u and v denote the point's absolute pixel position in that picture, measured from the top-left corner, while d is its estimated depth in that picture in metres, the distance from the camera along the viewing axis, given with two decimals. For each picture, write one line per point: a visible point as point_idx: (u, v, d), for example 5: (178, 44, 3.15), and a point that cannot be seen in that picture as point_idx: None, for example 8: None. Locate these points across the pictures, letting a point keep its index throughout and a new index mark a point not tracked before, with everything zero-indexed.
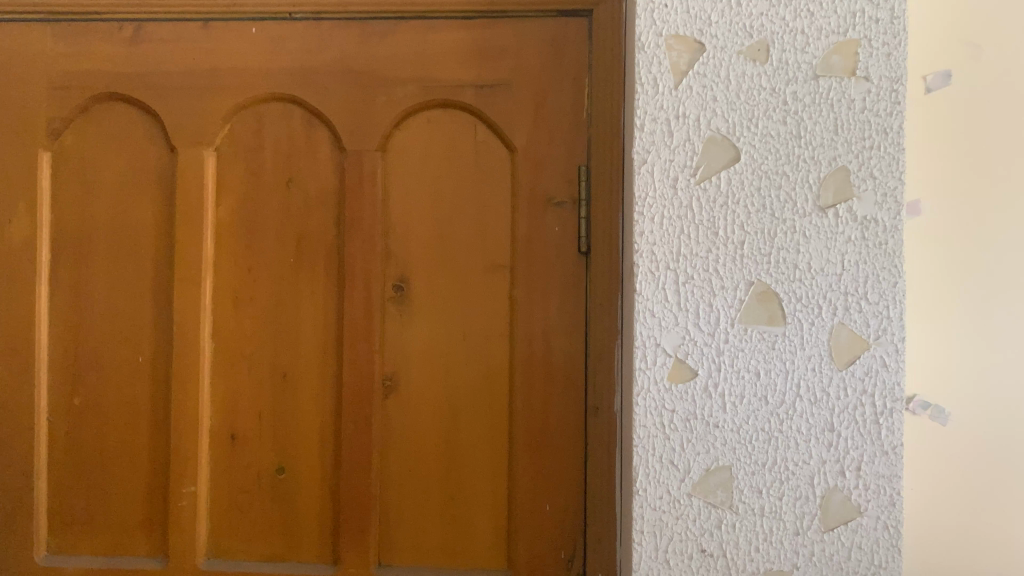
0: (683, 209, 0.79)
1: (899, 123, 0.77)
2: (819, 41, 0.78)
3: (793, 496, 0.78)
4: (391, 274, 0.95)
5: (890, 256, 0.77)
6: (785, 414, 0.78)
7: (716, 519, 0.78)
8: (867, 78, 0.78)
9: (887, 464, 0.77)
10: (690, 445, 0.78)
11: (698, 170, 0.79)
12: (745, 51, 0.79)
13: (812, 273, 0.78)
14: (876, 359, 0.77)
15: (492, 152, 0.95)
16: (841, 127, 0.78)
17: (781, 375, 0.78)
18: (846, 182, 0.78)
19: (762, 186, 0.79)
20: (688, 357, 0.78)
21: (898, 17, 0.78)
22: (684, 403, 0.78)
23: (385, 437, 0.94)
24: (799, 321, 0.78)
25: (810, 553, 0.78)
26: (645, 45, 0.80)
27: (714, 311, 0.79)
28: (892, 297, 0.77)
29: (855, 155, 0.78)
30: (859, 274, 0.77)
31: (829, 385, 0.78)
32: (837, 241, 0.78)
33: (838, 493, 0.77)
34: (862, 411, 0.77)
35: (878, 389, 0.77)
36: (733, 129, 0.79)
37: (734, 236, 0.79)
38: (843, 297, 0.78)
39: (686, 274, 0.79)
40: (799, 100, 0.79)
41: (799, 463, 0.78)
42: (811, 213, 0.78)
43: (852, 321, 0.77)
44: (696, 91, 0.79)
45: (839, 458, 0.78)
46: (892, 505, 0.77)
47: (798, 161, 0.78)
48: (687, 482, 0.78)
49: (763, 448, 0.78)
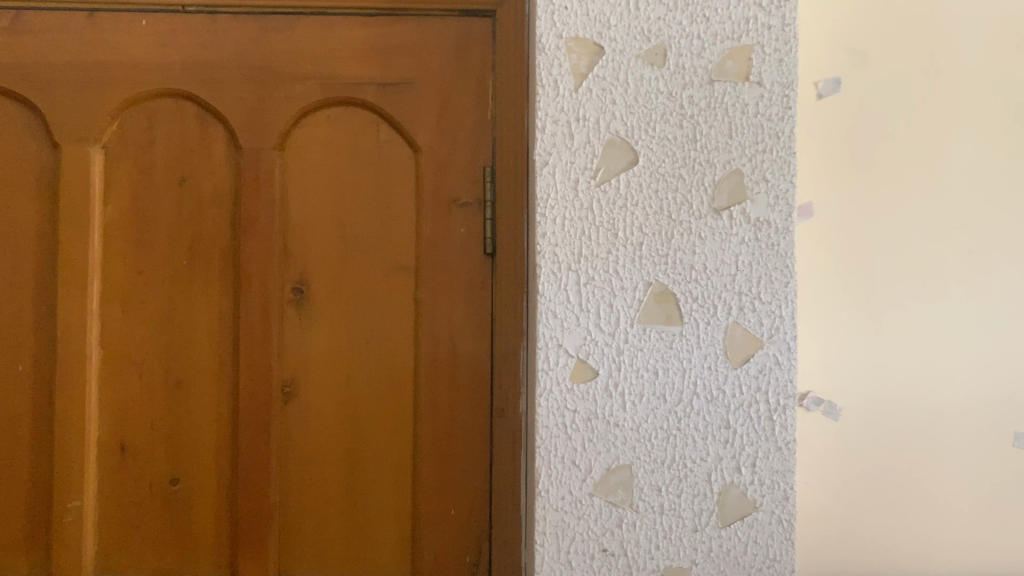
0: (584, 210, 0.79)
1: (789, 127, 0.80)
2: (714, 46, 0.80)
3: (691, 493, 0.79)
4: (289, 276, 0.92)
5: (782, 256, 0.79)
6: (683, 412, 0.79)
7: (617, 517, 0.79)
8: (759, 83, 0.80)
9: (780, 459, 0.79)
10: (591, 445, 0.79)
11: (598, 171, 0.80)
12: (643, 55, 0.80)
13: (708, 274, 0.79)
14: (769, 357, 0.79)
15: (395, 152, 0.94)
16: (735, 131, 0.80)
17: (678, 374, 0.79)
18: (740, 184, 0.80)
19: (660, 188, 0.80)
20: (589, 358, 0.79)
21: (789, 24, 0.80)
22: (585, 402, 0.79)
23: (284, 444, 0.92)
24: (696, 320, 0.79)
25: (707, 549, 0.79)
26: (545, 46, 0.80)
27: (614, 311, 0.79)
28: (784, 297, 0.79)
29: (748, 159, 0.80)
30: (753, 275, 0.79)
31: (724, 383, 0.79)
32: (732, 243, 0.79)
33: (734, 489, 0.79)
34: (756, 408, 0.79)
35: (771, 387, 0.79)
36: (632, 132, 0.80)
37: (633, 237, 0.79)
38: (737, 297, 0.79)
39: (587, 274, 0.79)
40: (695, 104, 0.80)
41: (696, 460, 0.79)
42: (706, 215, 0.80)
43: (746, 320, 0.79)
44: (596, 94, 0.80)
45: (734, 454, 0.79)
46: (785, 500, 0.79)
47: (693, 164, 0.80)
48: (588, 482, 0.79)
49: (662, 447, 0.79)
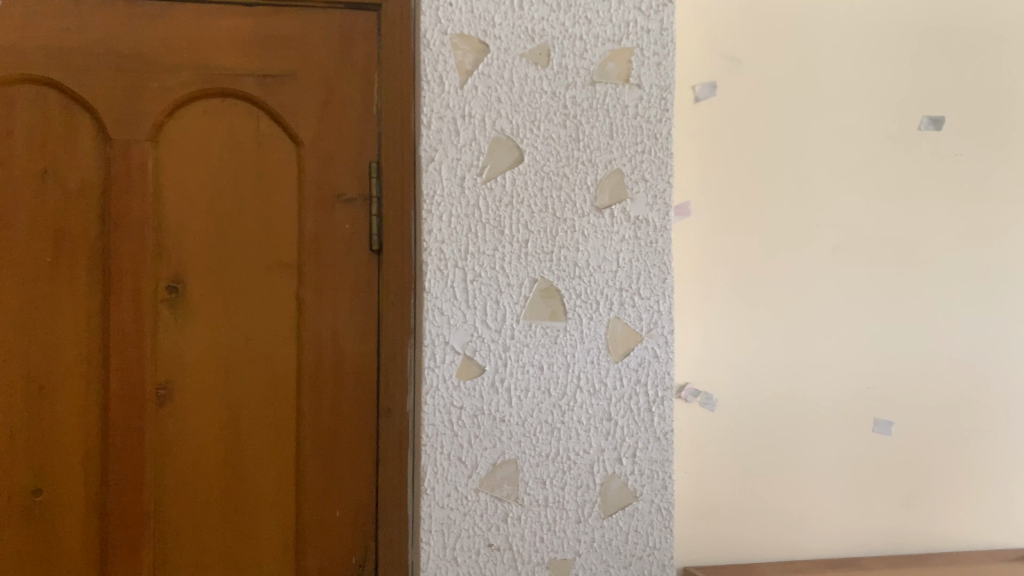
0: (470, 207, 0.79)
1: (667, 129, 0.83)
2: (596, 47, 0.82)
3: (574, 485, 0.81)
4: (163, 274, 0.89)
5: (660, 254, 0.82)
6: (566, 405, 0.81)
7: (503, 512, 0.80)
8: (639, 85, 0.83)
9: (658, 449, 0.82)
10: (477, 442, 0.79)
11: (484, 169, 0.80)
12: (527, 54, 0.81)
13: (590, 270, 0.81)
14: (648, 350, 0.82)
15: (277, 146, 0.91)
16: (616, 131, 0.82)
17: (562, 368, 0.81)
18: (621, 184, 0.82)
19: (544, 186, 0.81)
20: (475, 354, 0.79)
21: (666, 29, 0.83)
22: (472, 399, 0.79)
23: (159, 450, 0.88)
24: (579, 316, 0.81)
25: (590, 539, 0.81)
26: (430, 42, 0.79)
27: (501, 308, 0.80)
28: (662, 292, 0.83)
29: (628, 159, 0.82)
30: (633, 271, 0.82)
31: (606, 376, 0.81)
32: (613, 240, 0.82)
33: (616, 480, 0.82)
34: (636, 400, 0.82)
35: (649, 379, 0.82)
36: (516, 130, 0.81)
37: (518, 234, 0.80)
38: (619, 293, 0.82)
39: (473, 271, 0.79)
40: (578, 104, 0.82)
41: (580, 453, 0.81)
42: (589, 213, 0.81)
43: (627, 315, 0.82)
44: (481, 92, 0.80)
45: (616, 445, 0.82)
46: (664, 488, 0.82)
47: (576, 163, 0.82)
48: (474, 478, 0.79)
49: (547, 440, 0.80)
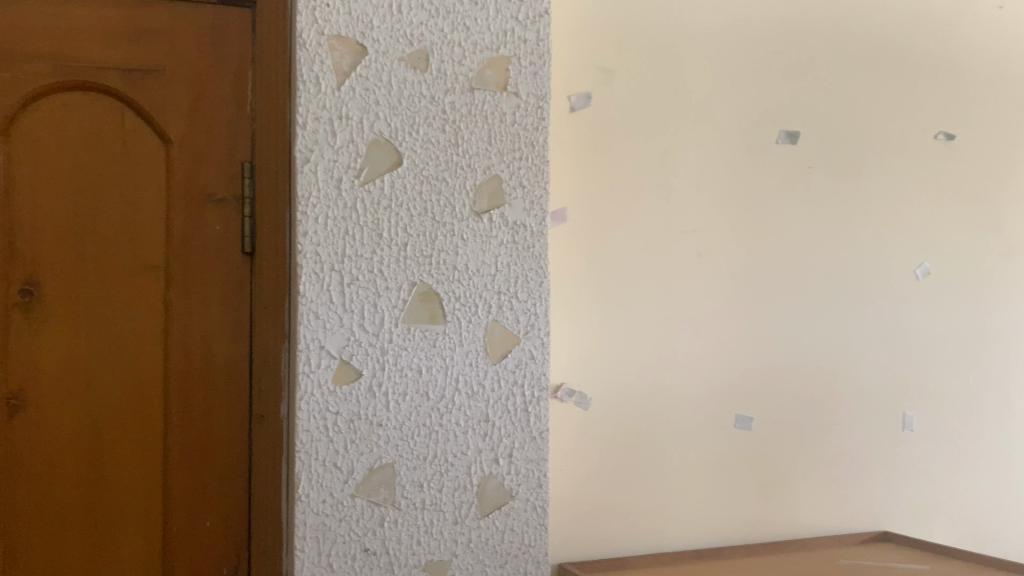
0: (347, 209, 0.79)
1: (543, 136, 0.85)
2: (474, 54, 0.83)
3: (452, 487, 0.82)
4: (16, 276, 0.83)
5: (536, 258, 0.85)
6: (444, 408, 0.81)
7: (380, 516, 0.79)
8: (516, 94, 0.84)
9: (534, 448, 0.85)
10: (353, 447, 0.79)
11: (361, 172, 0.79)
12: (406, 59, 0.81)
13: (469, 274, 0.82)
14: (525, 352, 0.84)
15: (143, 143, 0.87)
16: (495, 138, 0.84)
17: (441, 371, 0.81)
18: (499, 189, 0.84)
19: (423, 190, 0.81)
20: (352, 359, 0.78)
21: (543, 39, 0.86)
22: (348, 404, 0.78)
23: (8, 463, 0.82)
24: (457, 320, 0.82)
25: (467, 540, 0.82)
26: (306, 42, 0.78)
27: (378, 311, 0.79)
28: (538, 295, 0.85)
29: (506, 165, 0.84)
30: (511, 275, 0.84)
31: (484, 378, 0.83)
32: (492, 244, 0.83)
33: (493, 480, 0.83)
34: (513, 401, 0.84)
35: (526, 380, 0.84)
36: (395, 134, 0.81)
37: (397, 238, 0.80)
38: (497, 296, 0.83)
39: (350, 275, 0.79)
40: (456, 110, 0.82)
41: (457, 454, 0.82)
42: (468, 217, 0.82)
43: (505, 318, 0.83)
44: (359, 94, 0.80)
45: (493, 446, 0.83)
46: (538, 487, 0.85)
47: (455, 167, 0.82)
48: (350, 483, 0.78)
49: (424, 443, 0.81)
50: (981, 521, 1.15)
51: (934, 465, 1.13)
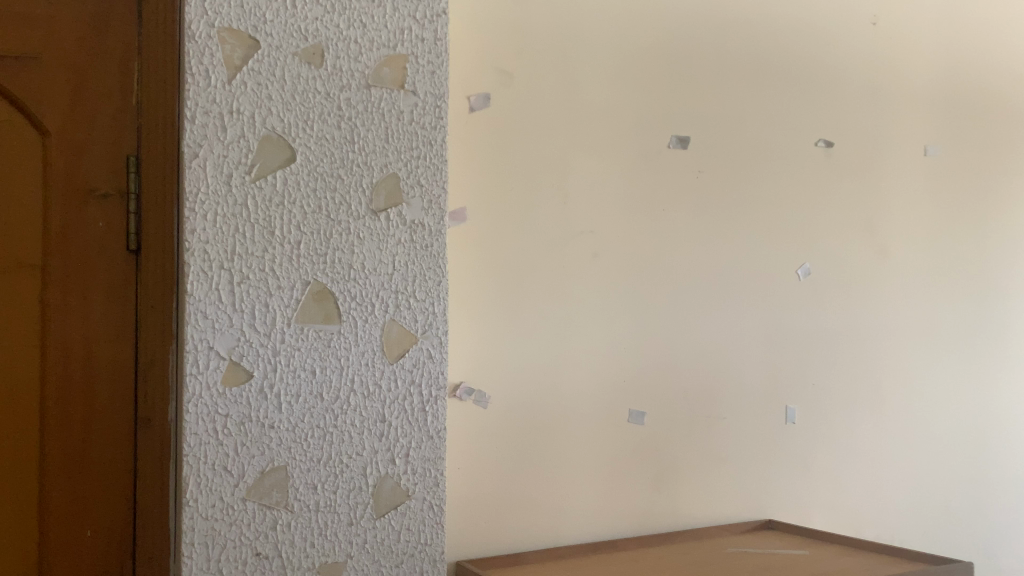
0: (237, 206, 0.77)
1: (441, 136, 0.86)
2: (371, 52, 0.83)
3: (346, 488, 0.81)
4: None
5: (434, 257, 0.85)
6: (339, 409, 0.81)
7: (271, 520, 0.78)
8: (414, 92, 0.84)
9: (431, 447, 0.85)
10: (244, 449, 0.77)
11: (253, 168, 0.78)
12: (300, 54, 0.80)
13: (365, 273, 0.82)
14: (423, 351, 0.84)
15: (17, 134, 0.81)
16: (392, 136, 0.83)
17: (335, 371, 0.80)
18: (396, 187, 0.83)
19: (318, 188, 0.80)
20: (242, 359, 0.77)
21: (440, 38, 0.86)
22: (238, 405, 0.76)
23: None
24: (353, 319, 0.81)
25: (362, 541, 0.81)
26: (194, 34, 0.76)
27: (270, 311, 0.78)
28: (436, 295, 0.85)
29: (404, 163, 0.84)
30: (407, 274, 0.83)
31: (380, 378, 0.82)
32: (389, 243, 0.83)
33: (389, 480, 0.83)
34: (410, 401, 0.83)
35: (423, 379, 0.84)
36: (288, 130, 0.79)
37: (290, 236, 0.79)
38: (394, 295, 0.83)
39: (241, 273, 0.77)
40: (352, 107, 0.82)
41: (352, 455, 0.81)
42: (364, 215, 0.82)
43: (402, 317, 0.83)
44: (250, 88, 0.78)
45: (389, 446, 0.83)
46: (435, 485, 0.85)
47: (351, 165, 0.82)
48: (241, 487, 0.77)
49: (318, 445, 0.80)
50: (857, 507, 1.22)
51: (813, 456, 1.19)
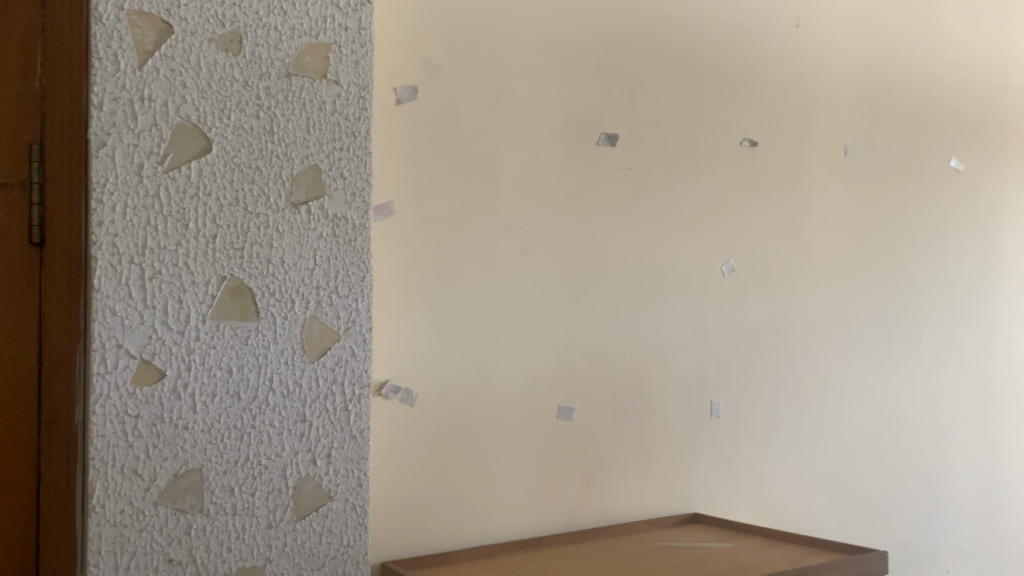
0: (149, 198, 0.73)
1: (365, 128, 0.84)
2: (291, 40, 0.80)
3: (265, 490, 0.78)
4: None
5: (358, 252, 0.83)
6: (258, 408, 0.78)
7: (186, 524, 0.75)
8: (336, 83, 0.82)
9: (354, 447, 0.83)
10: (156, 451, 0.73)
11: (166, 157, 0.74)
12: (217, 40, 0.76)
13: (285, 268, 0.79)
14: (345, 348, 0.82)
15: None
16: (313, 127, 0.81)
17: (253, 370, 0.78)
18: (318, 180, 0.81)
19: (235, 179, 0.77)
20: (154, 358, 0.73)
21: (364, 29, 0.84)
22: (149, 406, 0.73)
23: None
24: (272, 316, 0.78)
25: (282, 544, 0.79)
26: (102, 16, 0.71)
27: (184, 307, 0.75)
28: (359, 291, 0.83)
29: (326, 155, 0.81)
30: (330, 269, 0.81)
31: (301, 377, 0.80)
32: (310, 237, 0.80)
33: (310, 481, 0.80)
34: (332, 400, 0.81)
35: (346, 377, 0.82)
36: (204, 119, 0.76)
37: (205, 229, 0.76)
38: (315, 291, 0.80)
39: (153, 268, 0.73)
40: (272, 96, 0.79)
41: (271, 456, 0.78)
42: (284, 208, 0.79)
43: (324, 313, 0.81)
44: (163, 75, 0.74)
45: (310, 446, 0.80)
46: (358, 486, 0.83)
47: (271, 156, 0.79)
48: (152, 491, 0.73)
49: (235, 446, 0.77)
50: (779, 499, 1.24)
51: (738, 449, 1.21)
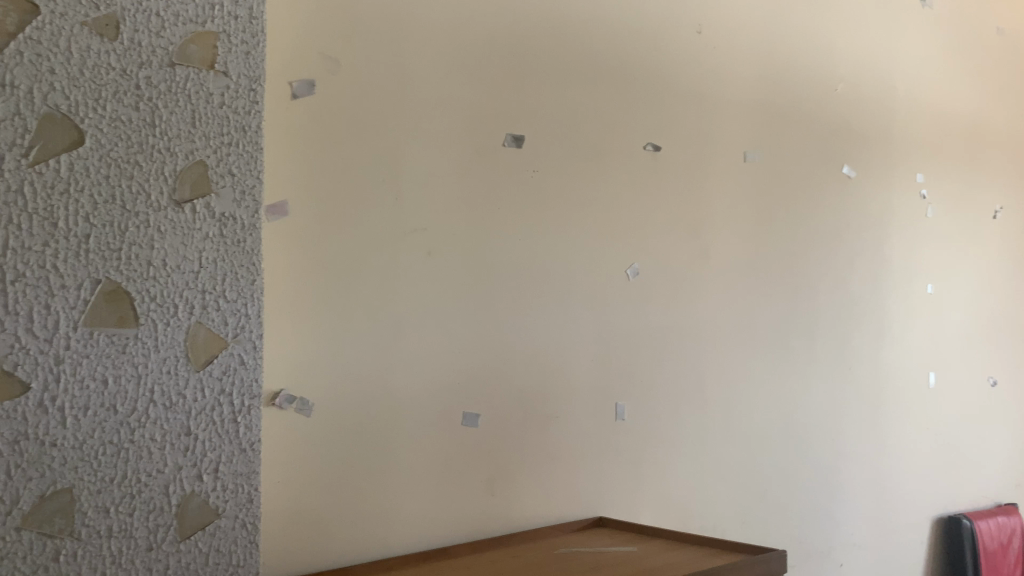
0: (12, 193, 0.66)
1: (256, 124, 0.80)
2: (175, 27, 0.75)
3: (145, 509, 0.72)
4: None
5: (247, 254, 0.79)
6: (137, 422, 0.72)
7: (53, 551, 0.68)
8: (225, 74, 0.77)
9: (243, 461, 0.79)
10: (20, 472, 0.66)
11: (31, 150, 0.67)
12: (91, 24, 0.70)
13: (167, 271, 0.74)
14: (234, 356, 0.78)
15: None
16: (199, 120, 0.76)
17: (132, 381, 0.72)
18: (204, 177, 0.76)
19: (111, 174, 0.71)
20: (17, 369, 0.66)
21: (255, 18, 0.80)
22: (12, 423, 0.66)
23: None
24: (153, 322, 0.73)
25: (164, 567, 0.73)
26: None
27: (52, 314, 0.68)
28: (248, 295, 0.79)
29: (213, 152, 0.77)
30: (216, 272, 0.77)
31: (185, 387, 0.75)
32: (195, 238, 0.75)
33: (195, 498, 0.75)
34: (219, 411, 0.77)
35: (235, 387, 0.78)
36: (76, 108, 0.69)
37: (77, 228, 0.69)
38: (201, 296, 0.76)
39: (16, 270, 0.66)
40: (153, 86, 0.73)
41: (152, 472, 0.73)
42: (166, 207, 0.74)
43: (210, 319, 0.76)
44: (28, 59, 0.67)
45: (195, 461, 0.75)
46: (248, 501, 0.79)
47: (152, 151, 0.73)
48: (15, 516, 0.66)
49: (112, 463, 0.71)
50: (683, 501, 1.25)
51: (642, 452, 1.21)
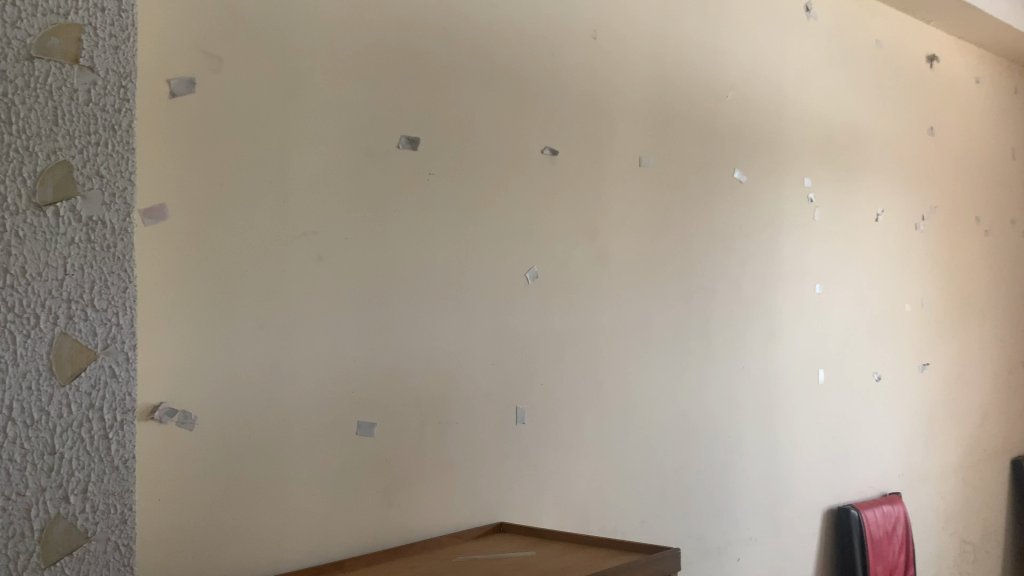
0: None
1: (127, 122, 0.74)
2: (34, 17, 0.68)
3: (4, 536, 0.66)
4: None
5: (118, 260, 0.74)
6: None
7: None
8: (91, 69, 0.72)
9: (116, 480, 0.73)
10: None
11: None
12: None
13: (27, 279, 0.68)
14: (104, 369, 0.73)
15: None
16: (62, 118, 0.70)
17: None
18: (68, 178, 0.70)
19: None
20: None
21: (125, 10, 0.75)
22: None
23: None
24: (10, 334, 0.67)
25: None
26: None
27: None
28: (120, 303, 0.74)
29: (78, 151, 0.71)
30: (84, 280, 0.71)
31: (48, 404, 0.69)
32: (58, 243, 0.70)
33: (61, 523, 0.70)
34: (88, 428, 0.71)
35: (106, 401, 0.73)
36: None
37: None
38: (66, 305, 0.70)
39: None
40: (9, 81, 0.67)
41: (12, 496, 0.67)
42: (25, 210, 0.68)
43: (77, 330, 0.71)
44: None
45: (61, 482, 0.70)
46: (122, 523, 0.74)
47: (9, 149, 0.67)
48: None
49: None
50: (583, 503, 1.26)
51: (542, 456, 1.21)
